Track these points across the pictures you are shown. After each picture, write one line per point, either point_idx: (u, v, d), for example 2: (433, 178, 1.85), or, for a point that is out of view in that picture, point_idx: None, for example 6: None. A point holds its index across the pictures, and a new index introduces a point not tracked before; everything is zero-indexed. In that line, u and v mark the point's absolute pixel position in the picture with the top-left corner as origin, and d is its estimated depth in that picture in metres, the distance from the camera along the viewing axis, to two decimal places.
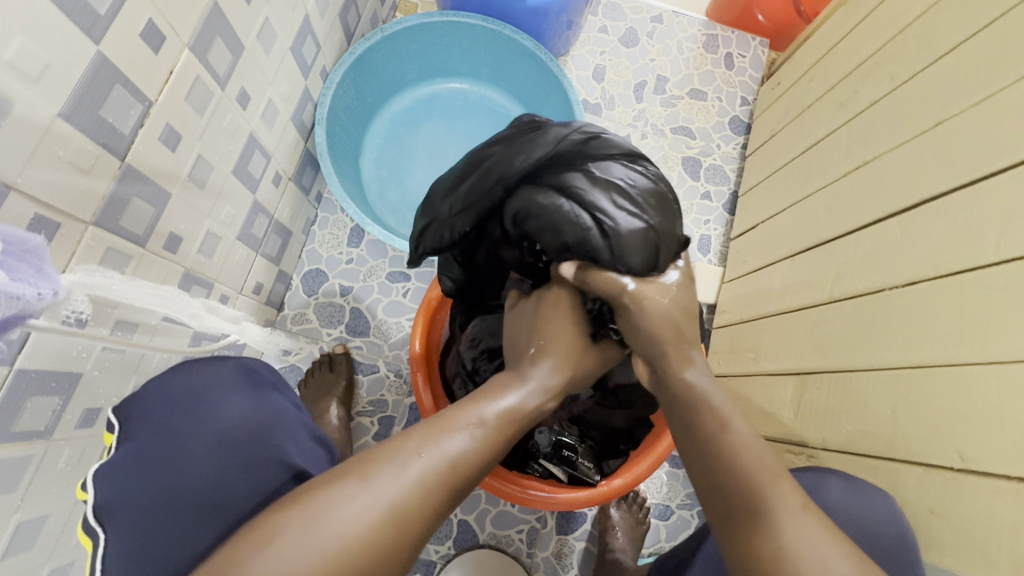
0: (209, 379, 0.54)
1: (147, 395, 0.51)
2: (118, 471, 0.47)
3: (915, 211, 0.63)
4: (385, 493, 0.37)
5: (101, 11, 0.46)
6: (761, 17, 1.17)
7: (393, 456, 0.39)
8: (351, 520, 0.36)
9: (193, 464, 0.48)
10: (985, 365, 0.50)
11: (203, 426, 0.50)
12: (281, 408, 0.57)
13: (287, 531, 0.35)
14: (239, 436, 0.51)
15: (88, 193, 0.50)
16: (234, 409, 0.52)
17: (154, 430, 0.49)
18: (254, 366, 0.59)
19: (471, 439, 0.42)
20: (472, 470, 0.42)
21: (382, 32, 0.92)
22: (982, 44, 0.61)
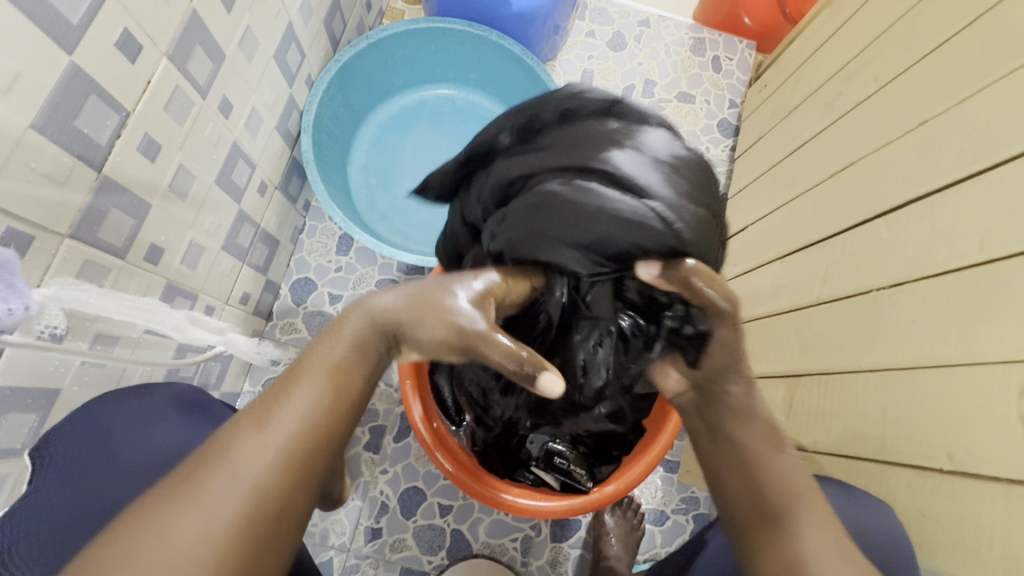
0: (134, 407, 0.56)
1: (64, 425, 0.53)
2: (18, 512, 0.47)
3: (901, 211, 0.63)
4: (197, 497, 0.32)
5: (73, 21, 0.45)
6: (747, 20, 1.17)
7: (275, 399, 0.37)
8: (245, 466, 0.34)
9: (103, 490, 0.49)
10: (974, 365, 0.49)
11: (110, 451, 0.51)
12: (207, 431, 0.57)
13: (169, 501, 0.32)
14: (156, 459, 0.52)
15: (64, 205, 0.49)
16: (160, 435, 0.54)
17: (54, 463, 0.49)
18: (185, 391, 0.61)
19: (305, 408, 0.37)
20: (319, 438, 0.36)
21: (367, 39, 0.92)
22: (964, 44, 0.62)
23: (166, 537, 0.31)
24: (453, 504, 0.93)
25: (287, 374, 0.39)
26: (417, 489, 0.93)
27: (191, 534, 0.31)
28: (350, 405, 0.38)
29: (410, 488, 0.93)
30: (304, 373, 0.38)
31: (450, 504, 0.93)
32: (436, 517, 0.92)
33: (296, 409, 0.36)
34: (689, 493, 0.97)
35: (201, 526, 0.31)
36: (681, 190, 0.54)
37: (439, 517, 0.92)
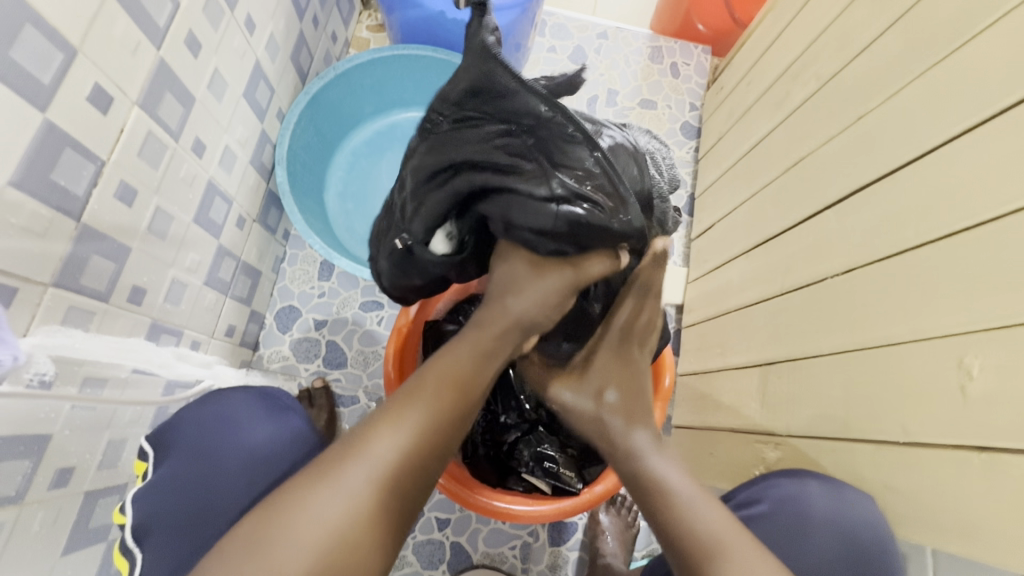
0: (231, 409, 0.66)
1: (181, 420, 0.64)
2: (154, 490, 0.59)
3: (848, 201, 0.67)
4: (350, 482, 0.42)
5: (45, 80, 0.47)
6: (701, 27, 1.22)
7: (405, 403, 0.47)
8: (384, 459, 0.44)
9: (224, 474, 0.62)
10: (918, 342, 0.53)
11: (227, 445, 0.63)
12: (296, 429, 0.67)
13: (324, 483, 0.42)
14: (260, 452, 0.64)
15: (45, 256, 0.51)
16: (256, 433, 0.65)
17: (187, 449, 0.62)
18: (272, 392, 0.70)
19: (426, 410, 0.47)
20: (434, 441, 0.46)
21: (335, 70, 0.95)
22: (890, 44, 0.66)
23: (321, 515, 0.40)
24: (451, 517, 0.94)
25: (413, 382, 0.49)
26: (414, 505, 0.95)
27: (338, 516, 0.40)
28: (465, 409, 0.49)
29: None
30: (425, 381, 0.48)
31: (447, 517, 0.94)
32: (435, 531, 0.94)
33: (419, 410, 0.46)
34: None
35: (343, 509, 0.41)
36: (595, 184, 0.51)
37: (438, 531, 0.94)
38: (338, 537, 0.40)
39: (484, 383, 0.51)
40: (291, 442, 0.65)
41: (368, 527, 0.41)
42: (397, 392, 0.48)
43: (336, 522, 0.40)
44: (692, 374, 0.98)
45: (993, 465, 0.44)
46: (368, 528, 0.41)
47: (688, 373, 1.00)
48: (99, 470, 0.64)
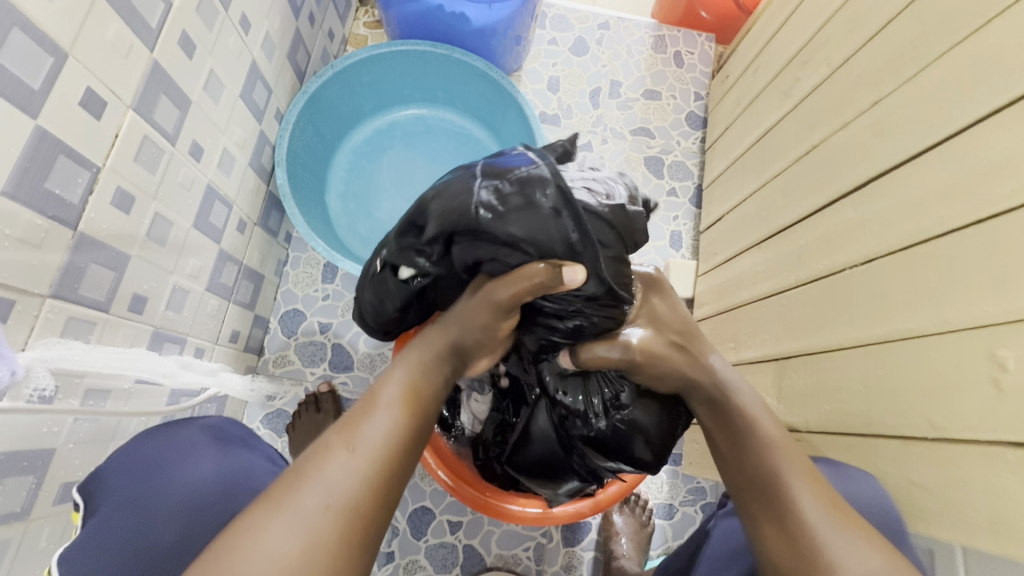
0: (172, 441, 0.58)
1: (109, 465, 0.55)
2: (86, 546, 0.49)
3: (865, 189, 0.65)
4: (303, 509, 0.38)
5: (35, 85, 0.46)
6: (704, 14, 1.20)
7: (358, 421, 0.43)
8: (343, 481, 0.40)
9: (168, 516, 0.53)
10: (945, 333, 0.51)
11: (173, 480, 0.55)
12: (249, 460, 0.61)
13: (276, 515, 0.37)
14: (210, 487, 0.56)
15: (41, 266, 0.49)
16: (205, 465, 0.58)
17: (125, 493, 0.53)
18: (217, 425, 0.64)
19: (383, 422, 0.44)
20: (394, 451, 0.43)
21: (332, 68, 0.93)
22: (905, 25, 0.64)
23: (277, 549, 0.36)
24: (462, 520, 0.93)
25: (364, 401, 0.46)
26: (425, 508, 0.93)
27: (294, 547, 0.36)
28: (423, 424, 0.46)
29: (418, 509, 0.93)
30: (379, 397, 0.46)
31: (459, 519, 0.93)
32: (447, 534, 0.92)
33: (376, 427, 0.43)
34: (695, 484, 0.98)
35: (302, 537, 0.37)
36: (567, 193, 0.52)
37: (450, 534, 0.92)
38: (300, 571, 0.36)
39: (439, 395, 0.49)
40: (242, 475, 0.59)
41: (332, 558, 0.37)
42: (350, 410, 0.45)
43: (295, 555, 0.36)
44: None
45: None
46: (333, 556, 0.37)
47: None
48: None
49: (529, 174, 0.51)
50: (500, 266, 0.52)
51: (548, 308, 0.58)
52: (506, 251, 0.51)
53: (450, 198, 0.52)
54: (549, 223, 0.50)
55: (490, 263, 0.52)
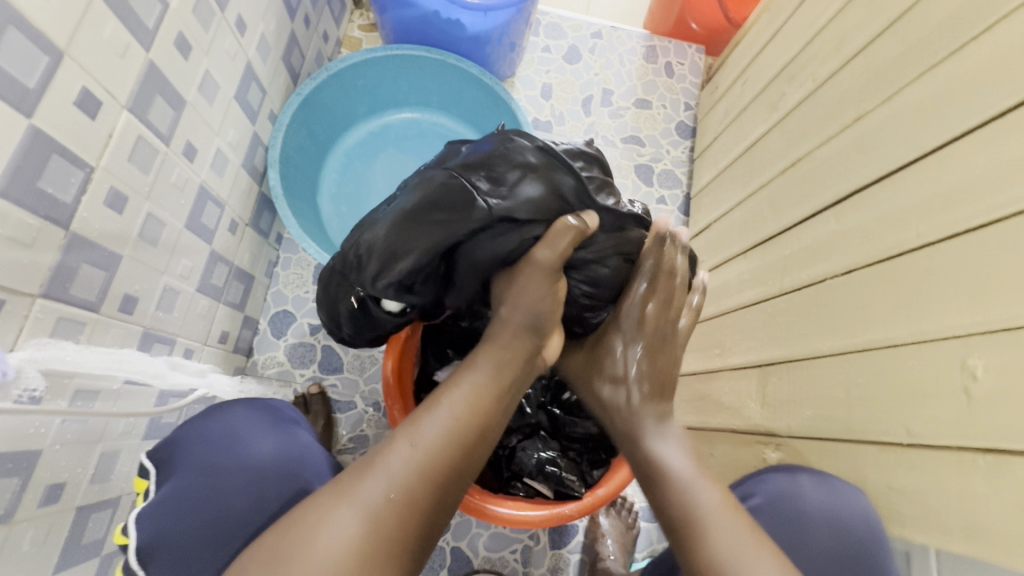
0: (234, 421, 0.61)
1: (178, 438, 0.59)
2: (157, 512, 0.54)
3: (847, 202, 0.67)
4: (364, 499, 0.43)
5: (30, 85, 0.46)
6: (694, 26, 1.22)
7: (420, 416, 0.47)
8: (400, 473, 0.44)
9: (232, 497, 0.57)
10: (920, 343, 0.53)
11: (235, 464, 0.59)
12: (305, 442, 0.64)
13: (341, 501, 0.42)
14: (269, 470, 0.60)
15: (32, 266, 0.49)
16: (264, 448, 0.61)
17: (192, 469, 0.57)
18: (276, 405, 0.67)
19: (440, 421, 0.47)
20: (449, 449, 0.46)
21: (327, 70, 0.93)
22: (887, 45, 0.66)
23: (339, 532, 0.41)
24: (450, 522, 0.93)
25: (429, 398, 0.50)
26: None
27: (356, 531, 0.41)
28: (485, 425, 0.49)
29: None
30: (443, 395, 0.49)
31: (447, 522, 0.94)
32: None
33: (435, 424, 0.47)
34: None
35: (360, 523, 0.41)
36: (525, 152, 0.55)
37: (437, 537, 0.93)
38: (357, 554, 0.40)
39: (504, 398, 0.51)
40: (300, 456, 0.62)
41: (384, 545, 0.42)
42: (415, 407, 0.49)
43: (354, 539, 0.41)
44: (691, 375, 0.98)
45: (997, 466, 0.45)
46: (386, 541, 0.42)
47: (686, 374, 1.00)
48: (91, 484, 0.62)
49: (510, 147, 0.55)
50: (530, 239, 0.55)
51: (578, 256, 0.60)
52: (526, 225, 0.54)
53: (444, 204, 0.53)
54: (528, 181, 0.54)
55: (517, 246, 0.55)
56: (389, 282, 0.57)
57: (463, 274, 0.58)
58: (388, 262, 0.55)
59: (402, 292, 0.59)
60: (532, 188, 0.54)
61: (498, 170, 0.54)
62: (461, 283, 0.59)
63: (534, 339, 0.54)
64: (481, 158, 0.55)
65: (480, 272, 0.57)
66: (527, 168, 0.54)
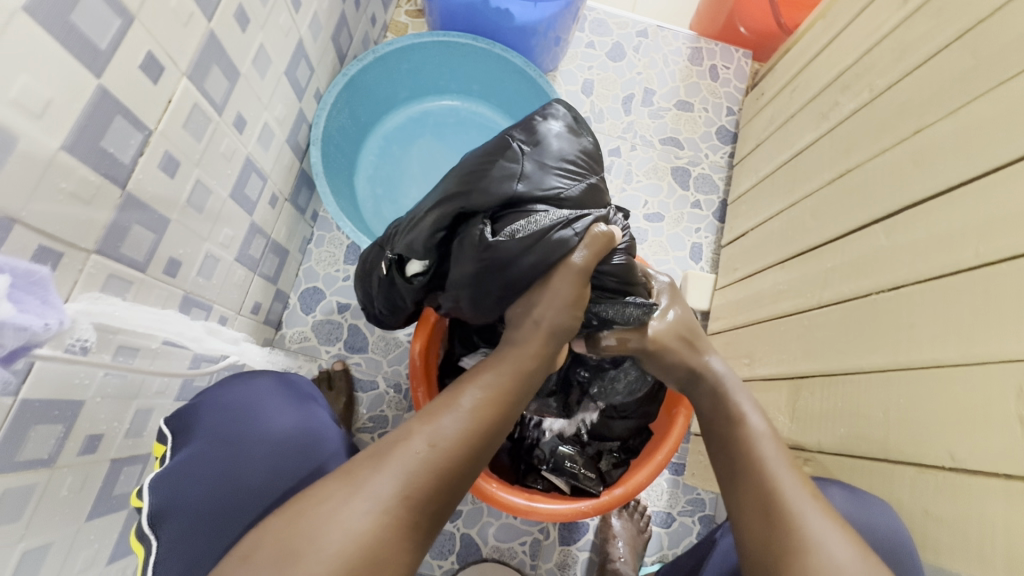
0: (252, 392, 0.62)
1: (193, 407, 0.59)
2: (170, 480, 0.54)
3: (898, 217, 0.66)
4: (375, 494, 0.43)
5: (102, 46, 0.47)
6: (743, 30, 1.20)
7: (438, 415, 0.48)
8: (415, 472, 0.45)
9: (249, 467, 0.57)
10: (970, 366, 0.51)
11: (256, 435, 0.59)
12: (323, 419, 0.65)
13: (355, 495, 0.43)
14: (287, 444, 0.60)
15: (90, 223, 0.51)
16: (280, 420, 0.61)
17: (210, 438, 0.57)
18: (295, 380, 0.67)
19: (452, 423, 0.48)
20: (461, 453, 0.47)
21: (373, 53, 0.94)
22: (953, 58, 0.64)
23: (351, 524, 0.41)
24: (463, 509, 0.94)
25: (446, 396, 0.51)
26: None
27: (365, 525, 0.41)
28: (496, 432, 0.50)
29: None
30: (459, 395, 0.50)
31: (460, 508, 0.94)
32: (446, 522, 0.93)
33: (453, 424, 0.48)
34: (695, 495, 0.98)
35: (371, 519, 0.42)
36: (569, 142, 0.61)
37: (449, 522, 0.93)
38: (369, 550, 0.41)
39: (516, 406, 0.53)
40: (317, 432, 0.62)
41: (394, 541, 0.42)
42: (428, 405, 0.50)
43: (366, 536, 0.41)
44: None
45: None
46: (396, 540, 0.42)
47: None
48: (125, 439, 0.64)
49: (554, 133, 0.60)
50: (581, 232, 0.56)
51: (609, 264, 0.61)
52: (573, 219, 0.56)
53: (489, 170, 0.58)
54: (558, 169, 0.59)
55: (558, 257, 0.55)
56: (412, 241, 0.60)
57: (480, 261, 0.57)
58: (419, 218, 0.60)
59: (420, 260, 0.62)
60: (564, 179, 0.59)
61: (540, 149, 0.59)
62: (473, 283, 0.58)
63: (569, 329, 0.56)
64: (522, 137, 0.60)
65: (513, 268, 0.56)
66: (565, 157, 0.60)
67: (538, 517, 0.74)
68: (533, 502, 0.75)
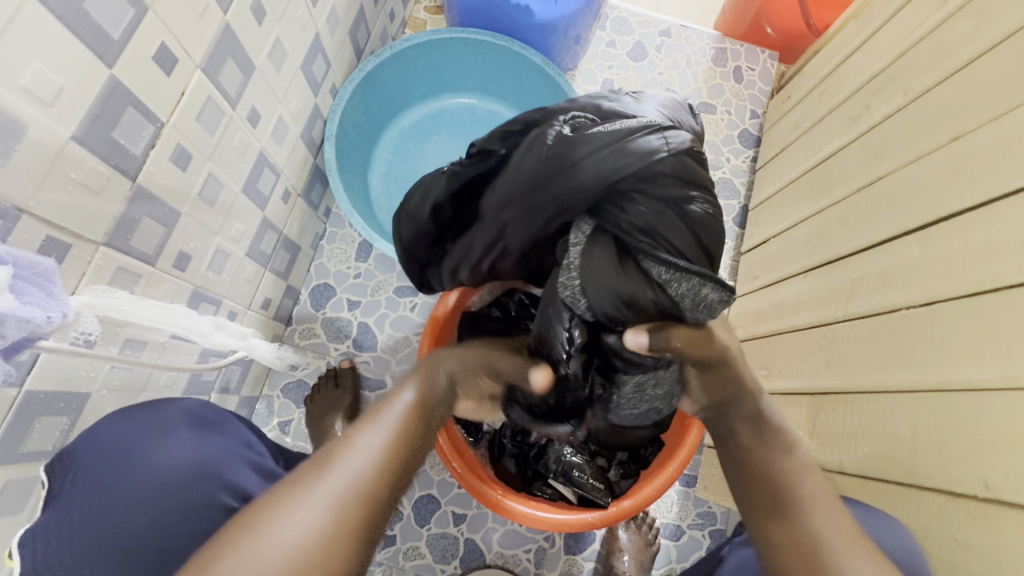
0: (146, 424, 0.56)
1: (73, 448, 0.52)
2: (47, 533, 0.48)
3: (932, 228, 0.62)
4: (325, 494, 0.38)
5: (115, 35, 0.46)
6: (770, 30, 1.16)
7: (378, 414, 0.45)
8: (370, 466, 0.41)
9: (123, 509, 0.51)
10: (1008, 390, 0.48)
11: (142, 476, 0.53)
12: (226, 449, 0.59)
13: (298, 501, 0.38)
14: (180, 482, 0.54)
15: (99, 214, 0.50)
16: (176, 457, 0.55)
17: (86, 485, 0.50)
18: (196, 407, 0.61)
19: (398, 417, 0.46)
20: (410, 444, 0.45)
21: (391, 48, 0.93)
22: (998, 60, 0.61)
23: (304, 532, 0.36)
24: (467, 514, 0.93)
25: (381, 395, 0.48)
26: (432, 497, 0.93)
27: (321, 528, 0.37)
28: (432, 427, 0.50)
29: (424, 496, 0.93)
30: (395, 394, 0.48)
31: (464, 512, 0.93)
32: (450, 526, 0.92)
33: (397, 420, 0.46)
34: (706, 508, 0.96)
35: (326, 518, 0.37)
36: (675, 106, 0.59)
37: (452, 526, 0.92)
38: (323, 552, 0.36)
39: (444, 399, 0.53)
40: (218, 462, 0.57)
41: (358, 545, 0.38)
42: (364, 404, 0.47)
43: (322, 537, 0.37)
44: None
45: None
46: (357, 534, 0.38)
47: None
48: None
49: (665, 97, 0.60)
50: (672, 167, 0.52)
51: (687, 220, 0.53)
52: (665, 130, 0.53)
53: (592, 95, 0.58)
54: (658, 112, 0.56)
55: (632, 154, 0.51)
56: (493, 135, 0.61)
57: (551, 145, 0.53)
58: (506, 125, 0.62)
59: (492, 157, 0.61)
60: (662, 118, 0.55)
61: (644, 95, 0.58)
62: (530, 173, 0.54)
63: None
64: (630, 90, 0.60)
65: (579, 173, 0.51)
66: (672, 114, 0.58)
67: (541, 526, 0.73)
68: (538, 510, 0.73)
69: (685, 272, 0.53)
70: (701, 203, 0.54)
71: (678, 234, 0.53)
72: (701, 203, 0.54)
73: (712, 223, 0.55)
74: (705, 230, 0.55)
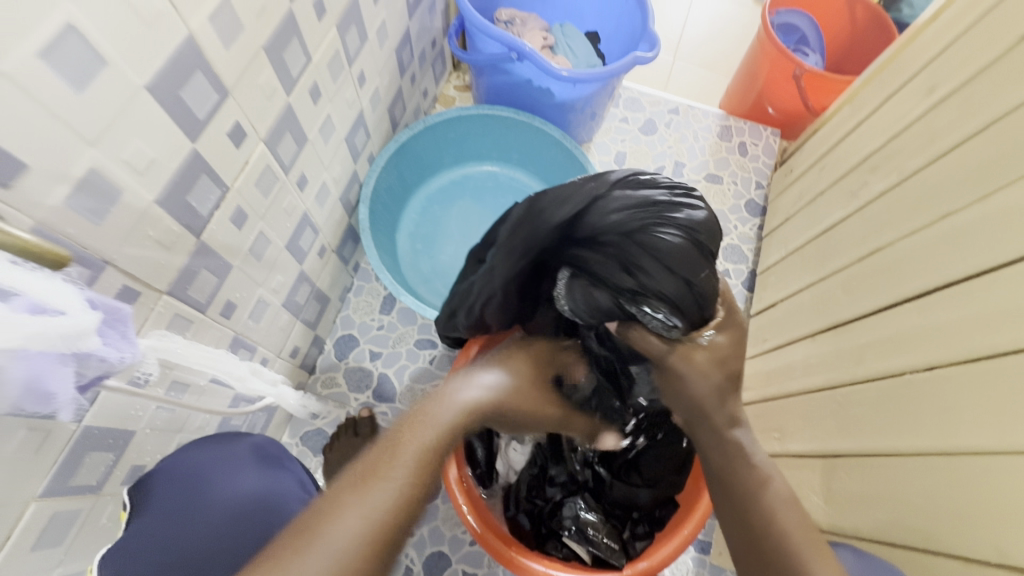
0: (220, 455, 0.63)
1: (159, 472, 0.59)
2: (128, 549, 0.53)
3: (932, 296, 0.66)
4: None
5: (200, 116, 0.54)
6: (771, 110, 1.25)
7: None
8: None
9: (199, 535, 0.56)
10: (1012, 456, 0.50)
11: (213, 502, 0.59)
12: (287, 485, 0.65)
13: None
14: (246, 510, 0.60)
15: (166, 266, 0.56)
16: (242, 486, 0.61)
17: (169, 507, 0.57)
18: (263, 444, 0.68)
19: None
20: None
21: (425, 122, 1.03)
22: (982, 146, 0.67)
23: None
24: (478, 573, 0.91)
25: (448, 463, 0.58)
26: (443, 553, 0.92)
27: None
28: None
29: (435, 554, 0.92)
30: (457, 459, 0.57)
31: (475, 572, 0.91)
32: None
33: None
34: None
35: None
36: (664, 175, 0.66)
37: None
38: None
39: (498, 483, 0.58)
40: (281, 497, 0.63)
41: None
42: None
43: None
44: None
45: None
46: None
47: None
48: None
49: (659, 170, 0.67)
50: (624, 205, 0.59)
51: (641, 244, 0.59)
52: (616, 178, 0.62)
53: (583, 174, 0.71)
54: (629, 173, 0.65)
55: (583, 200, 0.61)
56: None
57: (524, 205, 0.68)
58: None
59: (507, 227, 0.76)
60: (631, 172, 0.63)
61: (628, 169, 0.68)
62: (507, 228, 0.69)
63: None
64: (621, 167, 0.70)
65: (547, 218, 0.63)
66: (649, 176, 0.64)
67: None
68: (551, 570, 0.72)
69: (643, 294, 0.60)
70: (661, 230, 0.58)
71: (635, 259, 0.59)
72: (659, 228, 0.58)
73: (676, 247, 0.58)
74: (664, 251, 0.58)
